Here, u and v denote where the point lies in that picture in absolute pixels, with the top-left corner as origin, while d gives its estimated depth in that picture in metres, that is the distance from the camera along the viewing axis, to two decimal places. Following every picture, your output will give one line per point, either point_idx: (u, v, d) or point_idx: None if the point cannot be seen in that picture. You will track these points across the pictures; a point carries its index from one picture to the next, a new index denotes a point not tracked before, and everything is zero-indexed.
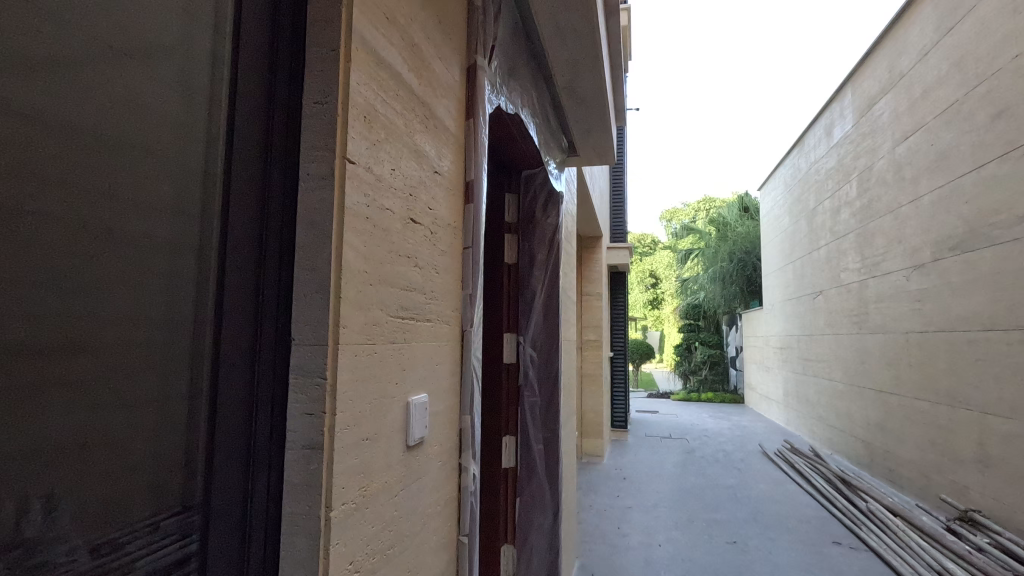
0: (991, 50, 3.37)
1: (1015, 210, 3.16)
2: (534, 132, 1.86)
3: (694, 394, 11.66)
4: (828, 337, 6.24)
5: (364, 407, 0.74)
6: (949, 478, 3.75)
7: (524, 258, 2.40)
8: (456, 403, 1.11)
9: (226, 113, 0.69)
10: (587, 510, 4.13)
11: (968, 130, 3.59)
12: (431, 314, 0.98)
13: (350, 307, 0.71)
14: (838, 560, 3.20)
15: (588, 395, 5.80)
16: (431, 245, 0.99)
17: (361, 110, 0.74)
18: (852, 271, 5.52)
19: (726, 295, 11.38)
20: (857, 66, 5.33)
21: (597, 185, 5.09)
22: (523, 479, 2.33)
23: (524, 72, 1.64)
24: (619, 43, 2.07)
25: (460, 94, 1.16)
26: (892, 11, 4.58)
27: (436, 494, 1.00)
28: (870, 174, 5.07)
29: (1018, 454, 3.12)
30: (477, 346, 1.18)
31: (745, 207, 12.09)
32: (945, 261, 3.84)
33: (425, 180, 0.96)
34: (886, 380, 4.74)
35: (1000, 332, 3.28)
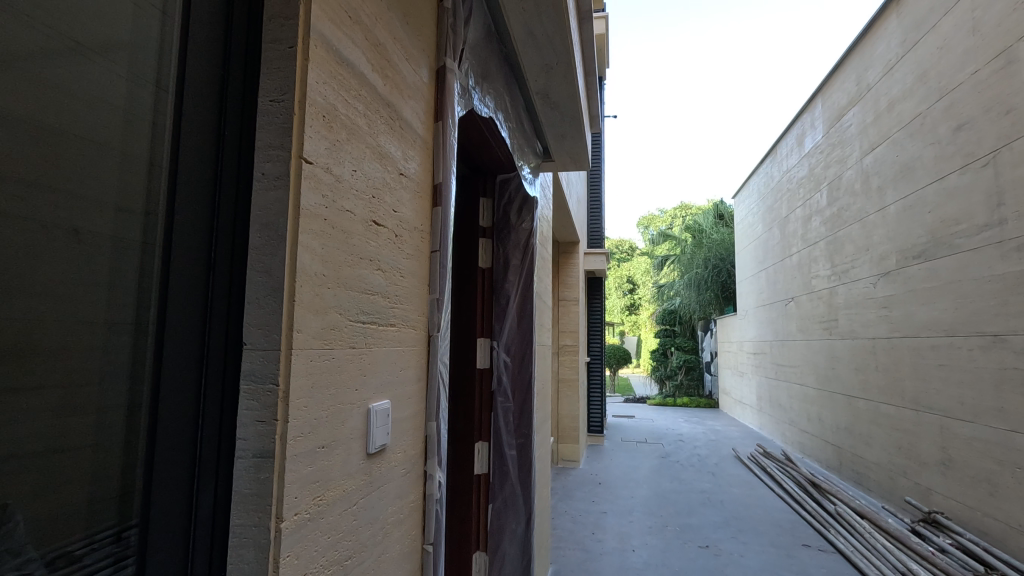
0: (952, 66, 3.49)
1: (975, 220, 3.27)
2: (506, 135, 1.86)
3: (670, 399, 11.76)
4: (799, 342, 6.36)
5: (320, 413, 0.72)
6: (913, 481, 3.85)
7: (498, 263, 2.39)
8: (422, 409, 1.09)
9: (173, 97, 0.65)
10: (563, 515, 4.12)
11: (930, 142, 3.71)
12: (395, 318, 0.97)
13: (306, 311, 0.68)
14: (807, 563, 3.25)
15: (564, 400, 5.80)
16: (396, 247, 0.97)
17: (320, 109, 0.72)
18: (823, 278, 5.64)
19: (701, 301, 11.53)
20: (827, 78, 5.47)
21: (574, 191, 5.09)
22: (496, 485, 2.31)
23: (497, 75, 1.63)
24: (593, 50, 2.08)
25: (429, 96, 1.14)
26: (859, 26, 4.71)
27: (400, 501, 0.98)
28: (840, 184, 5.19)
29: (977, 457, 3.21)
30: (444, 352, 1.17)
31: (721, 214, 12.28)
32: (910, 269, 3.95)
33: (390, 183, 0.95)
34: (855, 385, 4.83)
35: (961, 338, 3.38)
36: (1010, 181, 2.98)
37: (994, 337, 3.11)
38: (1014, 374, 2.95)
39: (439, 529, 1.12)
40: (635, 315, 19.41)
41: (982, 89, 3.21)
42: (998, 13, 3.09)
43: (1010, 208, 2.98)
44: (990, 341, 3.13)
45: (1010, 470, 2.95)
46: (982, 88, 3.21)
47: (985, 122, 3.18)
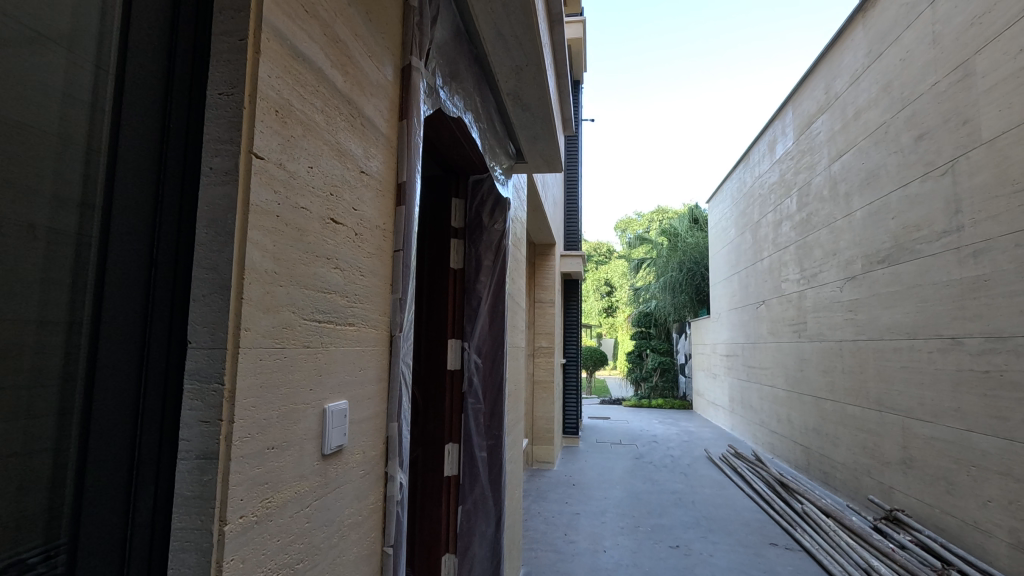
0: (915, 77, 3.59)
1: (934, 227, 3.38)
2: (477, 135, 1.86)
3: (645, 401, 11.87)
4: (770, 345, 6.47)
5: (270, 414, 0.71)
6: (876, 480, 3.95)
7: (470, 264, 2.39)
8: (383, 410, 1.08)
9: (113, 80, 0.64)
10: (536, 517, 4.12)
11: (894, 150, 3.83)
12: (354, 318, 0.95)
13: (254, 309, 0.67)
14: (775, 561, 3.30)
15: (540, 401, 5.81)
16: (355, 245, 0.96)
17: (272, 104, 0.71)
18: (793, 282, 5.76)
19: (676, 304, 11.68)
20: (796, 88, 5.60)
21: (550, 194, 5.11)
22: (465, 487, 2.29)
23: (467, 75, 1.62)
24: (564, 53, 2.09)
25: (393, 94, 1.14)
26: (828, 37, 4.83)
27: (358, 503, 0.97)
28: (809, 191, 5.31)
29: (936, 456, 3.31)
30: (406, 352, 1.16)
31: (696, 218, 12.44)
32: (875, 273, 4.06)
33: (350, 181, 0.94)
34: (822, 387, 4.94)
35: (921, 340, 3.48)
36: (967, 190, 3.08)
37: (952, 340, 3.21)
38: (970, 376, 3.05)
39: (401, 532, 1.11)
40: (612, 317, 19.56)
41: (942, 100, 3.32)
42: (956, 28, 3.20)
43: (967, 215, 3.09)
44: (948, 344, 3.23)
45: (966, 469, 3.05)
46: (941, 99, 3.33)
47: (944, 132, 3.29)
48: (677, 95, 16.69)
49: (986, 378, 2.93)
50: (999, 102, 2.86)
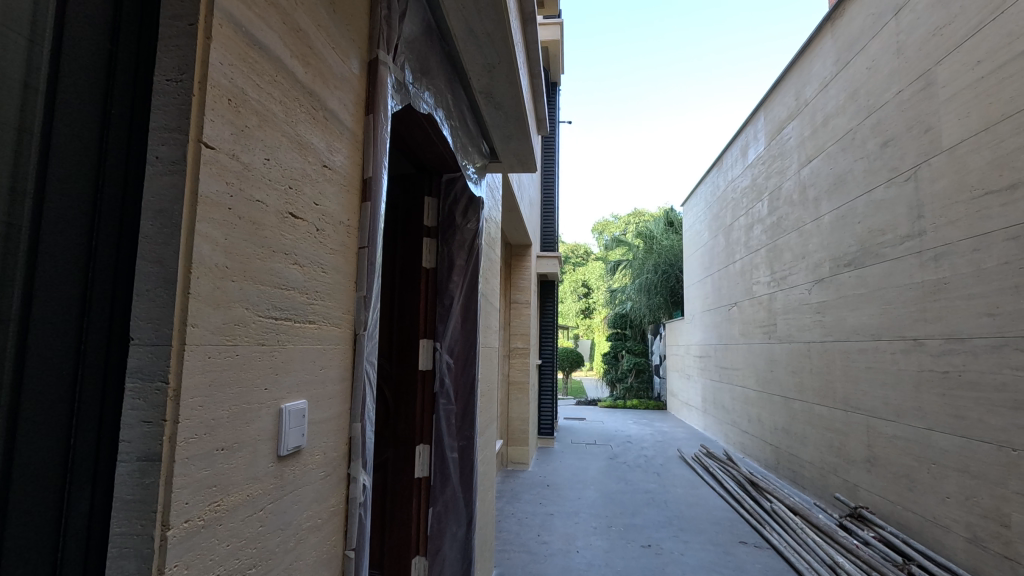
0: (880, 85, 3.69)
1: (898, 231, 3.47)
2: (448, 133, 1.84)
3: (620, 401, 11.97)
4: (741, 346, 6.57)
5: (221, 413, 0.68)
6: (842, 478, 4.04)
7: (443, 263, 2.37)
8: (346, 410, 1.06)
9: (50, 50, 0.59)
10: (509, 518, 4.11)
11: (860, 156, 3.92)
12: (315, 316, 0.93)
13: (203, 305, 0.65)
14: (744, 560, 3.34)
15: (515, 402, 5.80)
16: (316, 242, 0.94)
17: (224, 92, 0.68)
18: (763, 284, 5.86)
19: (650, 306, 11.81)
20: (768, 94, 5.71)
21: (526, 194, 5.10)
22: (436, 488, 2.27)
23: (438, 72, 1.60)
24: (538, 53, 2.08)
25: (360, 88, 1.11)
26: (799, 44, 4.94)
27: (317, 506, 0.94)
28: (779, 195, 5.41)
29: (899, 454, 3.39)
30: (371, 351, 1.14)
31: (671, 220, 12.59)
32: (841, 276, 4.15)
33: (311, 174, 0.92)
34: (791, 387, 5.03)
35: (885, 342, 3.58)
36: (929, 195, 3.17)
37: (913, 341, 3.30)
38: (930, 376, 3.14)
39: (364, 534, 1.09)
40: (589, 318, 19.69)
41: (905, 108, 3.41)
42: (920, 38, 3.29)
43: (929, 220, 3.18)
44: (910, 345, 3.32)
45: (926, 467, 3.13)
46: (905, 107, 3.42)
47: (907, 139, 3.38)
48: (653, 100, 16.87)
49: (946, 378, 3.01)
50: (959, 111, 2.95)
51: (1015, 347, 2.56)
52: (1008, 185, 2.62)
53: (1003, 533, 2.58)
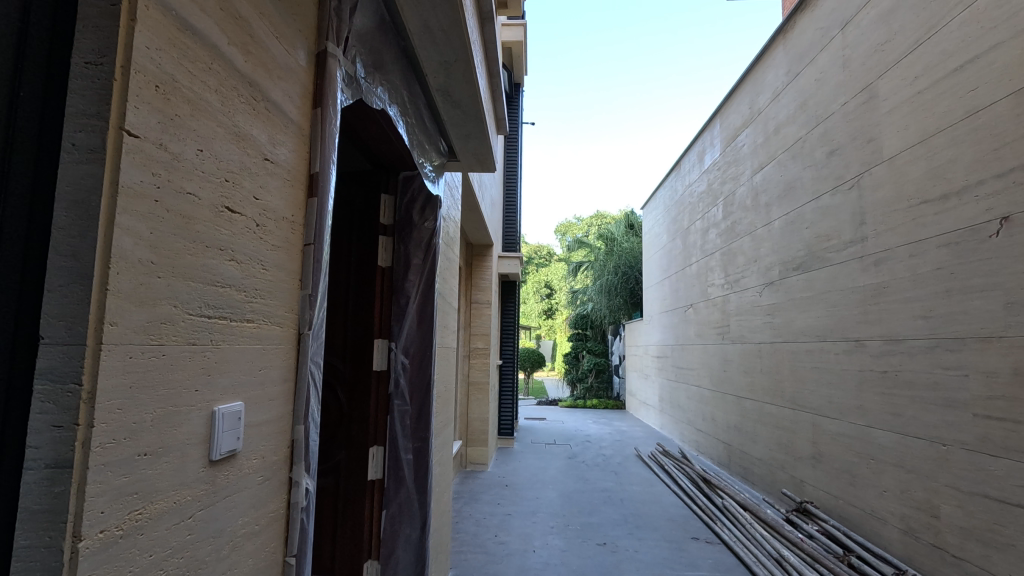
0: (828, 96, 3.84)
1: (842, 237, 3.63)
2: (404, 130, 1.81)
3: (581, 401, 12.10)
4: (697, 346, 6.74)
5: (144, 416, 0.65)
6: (790, 474, 4.19)
7: (399, 262, 2.33)
8: (289, 412, 1.02)
9: None
10: (467, 518, 4.09)
11: (809, 164, 4.08)
12: (254, 315, 0.90)
13: (125, 302, 0.61)
14: (695, 555, 3.43)
15: (475, 402, 5.78)
16: (257, 237, 0.90)
17: (151, 78, 0.65)
18: (718, 286, 6.02)
19: (611, 307, 11.98)
20: (724, 102, 5.88)
21: (487, 193, 5.09)
22: (390, 490, 2.23)
23: (393, 67, 1.57)
24: (496, 52, 2.07)
25: (307, 80, 1.08)
26: (753, 54, 5.10)
27: (255, 512, 0.91)
28: (734, 200, 5.57)
29: (841, 450, 3.55)
30: (315, 351, 1.10)
31: (631, 223, 12.79)
32: (791, 280, 4.31)
33: (251, 168, 0.88)
34: (744, 386, 5.18)
35: (830, 343, 3.73)
36: (871, 203, 3.32)
37: (856, 342, 3.45)
38: (870, 376, 3.29)
39: (306, 540, 1.05)
40: (551, 318, 19.84)
41: (850, 119, 3.57)
42: (865, 52, 3.44)
43: (871, 227, 3.33)
44: (853, 346, 3.47)
45: (866, 462, 3.28)
46: (850, 118, 3.57)
47: (852, 149, 3.53)
48: (616, 104, 17.08)
49: (885, 378, 3.16)
50: (898, 123, 3.10)
51: (946, 348, 2.70)
52: (942, 194, 2.76)
53: (934, 524, 2.73)
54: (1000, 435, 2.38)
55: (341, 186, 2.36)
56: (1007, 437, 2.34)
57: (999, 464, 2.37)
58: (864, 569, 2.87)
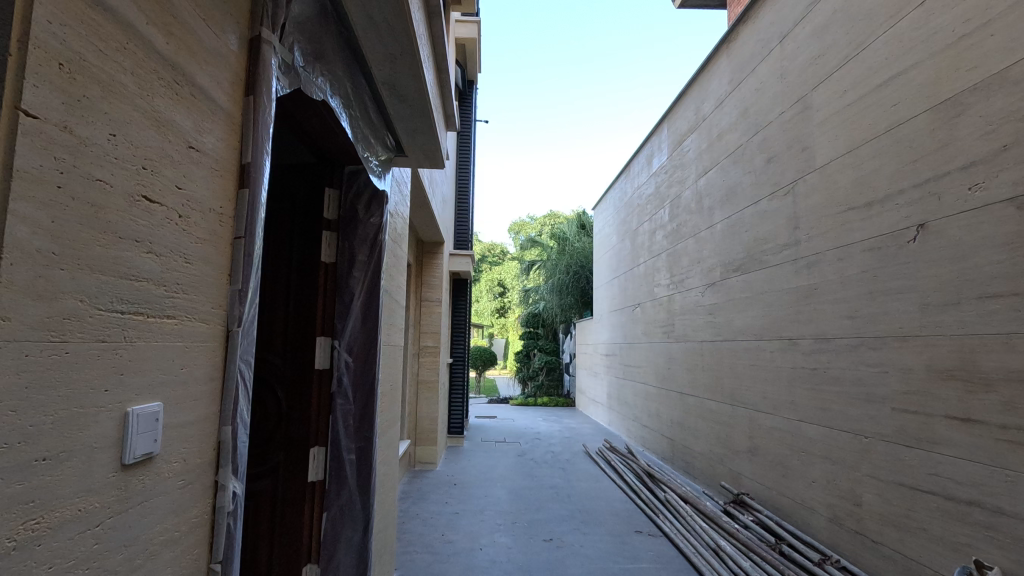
0: (766, 105, 4.02)
1: (778, 240, 3.80)
2: (347, 124, 1.76)
3: (531, 399, 12.19)
4: (643, 344, 6.91)
5: (42, 419, 0.60)
6: (728, 467, 4.36)
7: (343, 258, 2.27)
8: (215, 413, 0.98)
9: None
10: (414, 518, 4.03)
11: (749, 169, 4.25)
12: (176, 311, 0.85)
13: (19, 295, 0.57)
14: (638, 548, 3.52)
15: (424, 400, 5.72)
16: (179, 229, 0.86)
17: (54, 55, 0.60)
18: (664, 286, 6.20)
19: (562, 305, 12.12)
20: (671, 107, 6.05)
21: (438, 190, 5.04)
22: (332, 492, 2.17)
23: (335, 58, 1.53)
24: (445, 47, 2.05)
25: (238, 66, 1.03)
26: (698, 62, 5.29)
27: (175, 517, 0.86)
28: (679, 203, 5.75)
29: (774, 443, 3.72)
30: (245, 348, 1.06)
31: (583, 223, 12.97)
32: (731, 280, 4.48)
33: (172, 156, 0.84)
34: (686, 383, 5.35)
35: (766, 341, 3.90)
36: (804, 209, 3.50)
37: (789, 340, 3.62)
38: (801, 372, 3.47)
39: (233, 545, 1.01)
40: (503, 317, 19.89)
41: (786, 128, 3.75)
42: (800, 64, 3.61)
43: (804, 231, 3.50)
44: (786, 344, 3.65)
45: (797, 455, 3.45)
46: (786, 127, 3.75)
47: (787, 156, 3.71)
48: (570, 104, 17.25)
49: (815, 374, 3.33)
50: (830, 133, 3.28)
51: (869, 346, 2.88)
52: (867, 201, 2.94)
53: (856, 512, 2.90)
54: (915, 427, 2.55)
55: (282, 179, 2.28)
56: (921, 428, 2.51)
57: (914, 454, 2.54)
58: (794, 556, 3.03)
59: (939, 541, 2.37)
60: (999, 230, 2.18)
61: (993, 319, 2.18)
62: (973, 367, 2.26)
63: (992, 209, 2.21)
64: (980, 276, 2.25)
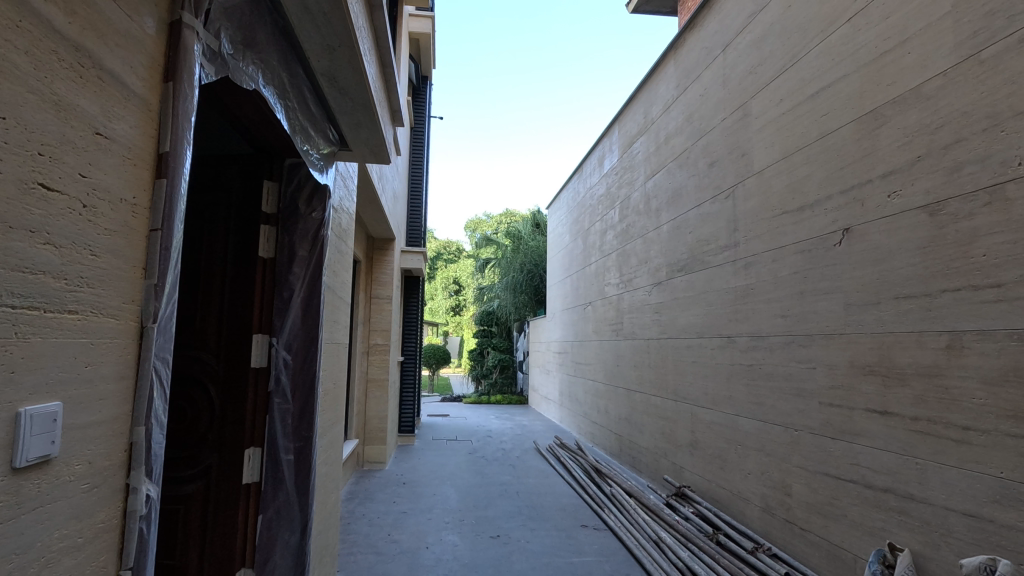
0: (710, 111, 4.16)
1: (719, 242, 3.94)
2: (284, 117, 1.72)
3: (484, 396, 12.20)
4: (593, 342, 7.04)
5: None
6: (671, 461, 4.51)
7: (282, 254, 2.21)
8: (126, 412, 0.94)
9: None
10: (360, 518, 3.97)
11: (693, 173, 4.39)
12: (79, 305, 0.81)
13: None
14: (584, 542, 3.58)
15: (372, 399, 5.63)
16: (83, 219, 0.82)
17: None
18: (614, 286, 6.32)
19: (516, 304, 12.18)
20: (622, 110, 6.17)
21: (388, 186, 4.95)
22: (268, 494, 2.11)
23: (268, 45, 1.48)
24: (387, 39, 2.02)
25: (156, 51, 0.99)
26: (648, 67, 5.40)
27: (78, 523, 0.82)
28: (629, 205, 5.88)
29: (713, 437, 3.87)
30: (161, 346, 1.01)
31: (537, 222, 13.06)
32: (675, 280, 4.62)
33: (75, 142, 0.80)
34: (633, 380, 5.48)
35: (706, 339, 4.04)
36: (743, 212, 3.64)
37: (727, 338, 3.77)
38: (739, 368, 3.61)
39: (146, 550, 0.97)
40: (458, 315, 19.80)
41: (727, 133, 3.89)
42: (741, 73, 3.76)
43: (742, 233, 3.65)
44: (725, 342, 3.79)
45: (734, 448, 3.60)
46: (727, 132, 3.89)
47: (728, 161, 3.85)
48: (528, 103, 17.33)
49: (750, 370, 3.48)
50: (766, 140, 3.43)
51: (799, 343, 3.03)
52: (799, 206, 3.09)
53: (786, 501, 3.05)
54: (839, 420, 2.70)
55: (216, 169, 2.19)
56: (844, 421, 2.66)
57: (837, 445, 2.69)
58: (729, 545, 3.16)
59: (859, 527, 2.52)
60: (914, 235, 2.33)
61: (907, 318, 2.33)
62: (890, 363, 2.41)
63: (907, 215, 2.36)
64: (897, 278, 2.40)
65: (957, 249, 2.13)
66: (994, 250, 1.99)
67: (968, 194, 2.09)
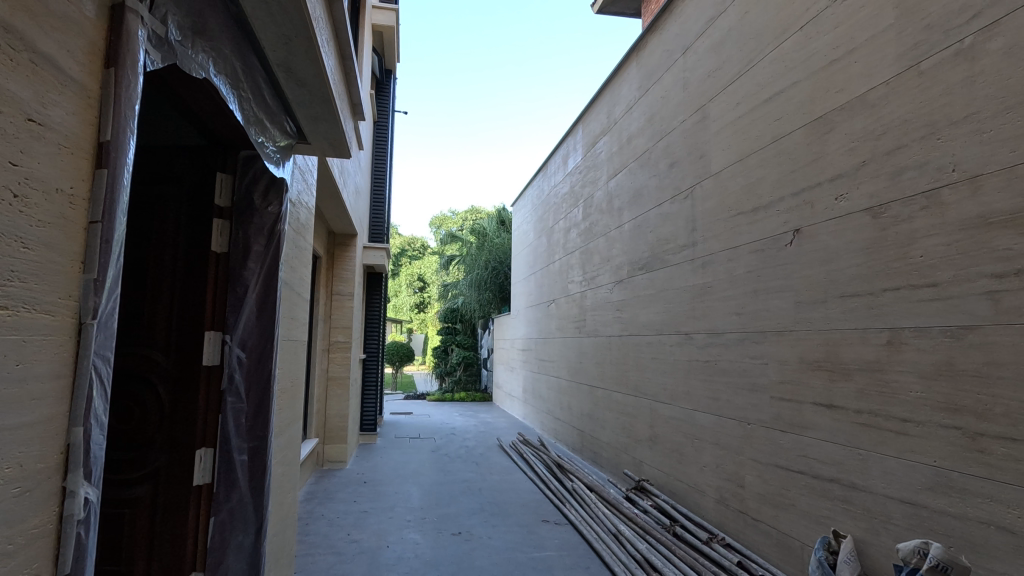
0: (670, 112, 4.24)
1: (678, 241, 4.04)
2: (236, 110, 1.67)
3: (448, 394, 12.15)
4: (557, 339, 7.09)
5: None
6: (631, 456, 4.60)
7: (236, 248, 2.15)
8: (63, 413, 0.90)
9: None
10: (319, 518, 3.90)
11: (654, 173, 4.48)
12: (9, 301, 0.77)
13: None
14: (545, 537, 3.62)
15: (333, 398, 5.53)
16: (13, 209, 0.77)
17: None
18: (577, 284, 6.38)
19: (480, 301, 12.16)
20: (586, 109, 6.23)
21: (349, 181, 4.85)
22: (221, 495, 2.05)
23: (220, 34, 1.44)
24: (346, 32, 1.99)
25: (96, 36, 0.95)
26: (611, 67, 5.47)
27: (9, 529, 0.78)
28: (592, 203, 5.94)
29: (672, 431, 3.96)
30: (101, 343, 0.97)
31: (503, 220, 13.07)
32: (636, 278, 4.70)
33: (4, 129, 0.76)
34: (596, 377, 5.55)
35: (666, 336, 4.14)
36: (701, 212, 3.73)
37: (685, 335, 3.86)
38: (696, 364, 3.70)
39: (84, 555, 0.93)
40: (423, 312, 19.62)
41: (687, 135, 3.98)
42: (700, 76, 3.85)
43: (700, 233, 3.74)
44: (683, 339, 3.88)
45: (691, 442, 3.69)
46: (687, 134, 3.98)
47: (688, 162, 3.94)
48: (494, 100, 17.32)
49: (707, 366, 3.57)
50: (723, 142, 3.53)
51: (752, 340, 3.14)
52: (753, 207, 3.19)
53: (739, 492, 3.16)
54: (789, 413, 2.80)
55: (166, 160, 2.11)
56: (794, 415, 2.77)
57: (788, 438, 2.79)
58: (685, 536, 3.25)
59: (807, 515, 2.63)
60: (859, 237, 2.44)
61: (852, 316, 2.44)
62: (836, 359, 2.52)
63: (853, 218, 2.47)
64: (843, 278, 2.51)
65: (897, 250, 2.24)
66: (930, 252, 2.10)
67: (907, 198, 2.20)
